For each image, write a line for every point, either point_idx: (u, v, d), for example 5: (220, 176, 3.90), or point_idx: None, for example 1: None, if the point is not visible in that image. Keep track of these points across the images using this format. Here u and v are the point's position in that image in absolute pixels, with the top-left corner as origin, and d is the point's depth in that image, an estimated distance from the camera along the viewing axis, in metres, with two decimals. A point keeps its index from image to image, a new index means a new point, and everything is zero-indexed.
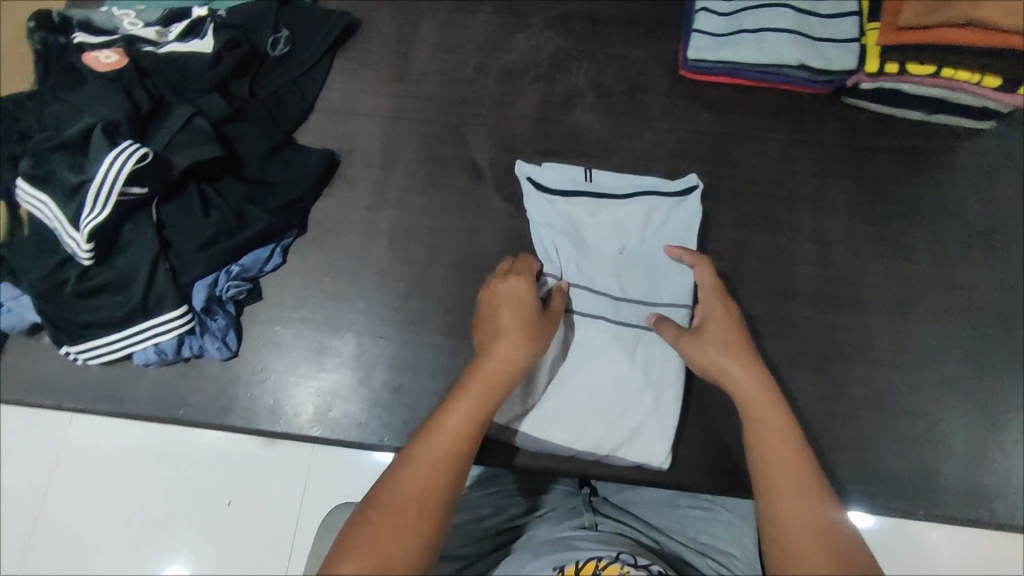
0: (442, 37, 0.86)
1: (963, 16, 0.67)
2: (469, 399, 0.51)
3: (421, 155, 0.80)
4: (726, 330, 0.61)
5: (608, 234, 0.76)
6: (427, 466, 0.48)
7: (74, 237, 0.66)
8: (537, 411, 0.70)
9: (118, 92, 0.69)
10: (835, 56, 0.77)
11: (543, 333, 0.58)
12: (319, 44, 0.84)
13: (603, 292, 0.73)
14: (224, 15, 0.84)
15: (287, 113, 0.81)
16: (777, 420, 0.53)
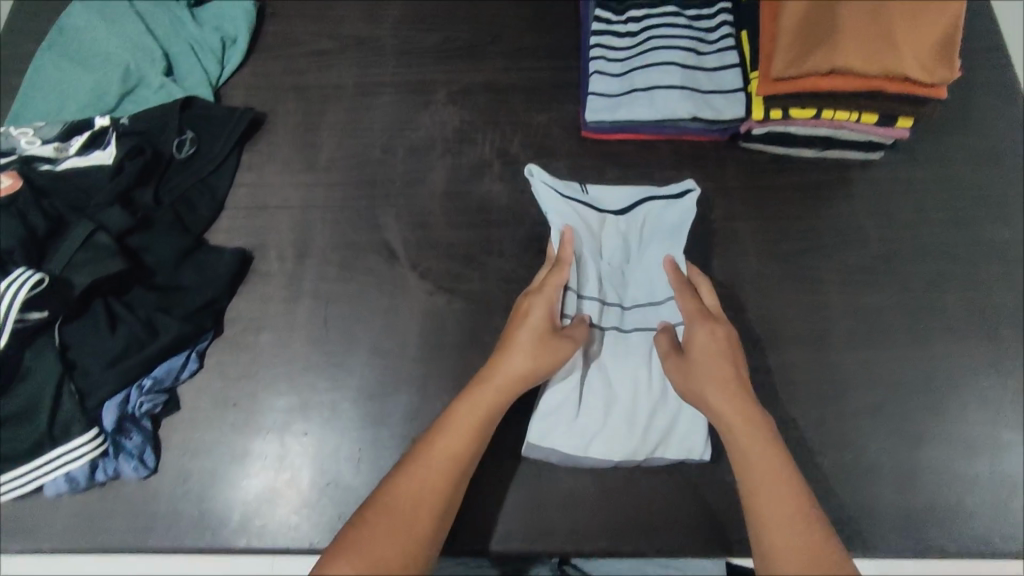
0: (348, 122, 0.87)
1: (828, 66, 0.69)
2: (461, 426, 0.64)
3: (334, 243, 0.80)
4: (713, 362, 0.66)
5: (613, 243, 0.77)
6: (419, 486, 0.61)
7: None
8: (570, 426, 0.69)
9: (10, 218, 0.69)
10: (723, 106, 0.80)
11: (552, 351, 0.67)
12: (225, 142, 0.84)
13: (614, 301, 0.75)
14: (125, 121, 0.83)
15: (198, 214, 0.81)
16: (769, 459, 0.62)
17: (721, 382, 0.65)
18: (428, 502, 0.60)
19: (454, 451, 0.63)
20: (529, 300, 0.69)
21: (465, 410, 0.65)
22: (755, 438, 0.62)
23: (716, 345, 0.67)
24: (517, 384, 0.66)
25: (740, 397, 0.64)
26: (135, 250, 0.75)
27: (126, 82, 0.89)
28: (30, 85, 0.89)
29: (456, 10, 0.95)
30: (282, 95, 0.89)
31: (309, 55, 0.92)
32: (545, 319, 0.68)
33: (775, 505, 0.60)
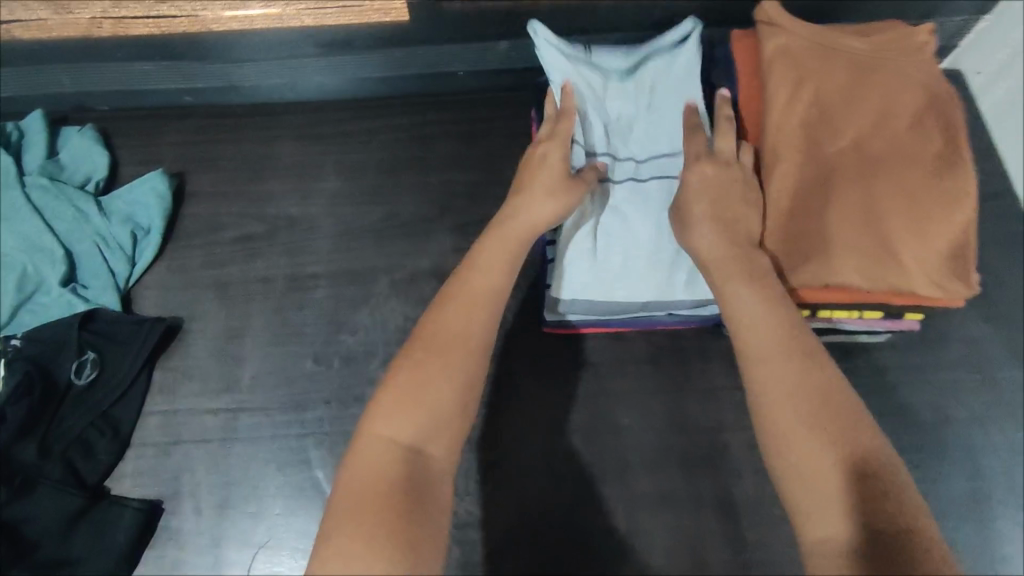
0: (276, 325, 0.76)
1: (821, 283, 0.60)
2: (491, 262, 0.55)
3: (260, 486, 0.69)
4: (700, 199, 0.58)
5: (623, 108, 0.68)
6: (461, 314, 0.51)
7: None
8: (597, 278, 0.67)
9: None
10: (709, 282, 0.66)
11: (570, 192, 0.60)
12: (131, 363, 0.73)
13: (626, 158, 0.68)
14: (18, 343, 0.73)
15: (95, 458, 0.69)
16: (760, 315, 0.52)
17: (727, 272, 0.55)
18: (464, 348, 0.50)
19: (468, 300, 0.53)
20: (542, 147, 0.62)
21: (482, 256, 0.56)
22: (767, 313, 0.52)
23: (721, 179, 0.59)
24: (533, 225, 0.58)
25: (744, 255, 0.56)
26: (15, 522, 0.64)
27: (23, 290, 0.78)
28: None
29: (398, 176, 0.86)
30: (201, 294, 0.79)
31: (234, 241, 0.82)
32: (558, 172, 0.60)
33: (768, 350, 0.50)
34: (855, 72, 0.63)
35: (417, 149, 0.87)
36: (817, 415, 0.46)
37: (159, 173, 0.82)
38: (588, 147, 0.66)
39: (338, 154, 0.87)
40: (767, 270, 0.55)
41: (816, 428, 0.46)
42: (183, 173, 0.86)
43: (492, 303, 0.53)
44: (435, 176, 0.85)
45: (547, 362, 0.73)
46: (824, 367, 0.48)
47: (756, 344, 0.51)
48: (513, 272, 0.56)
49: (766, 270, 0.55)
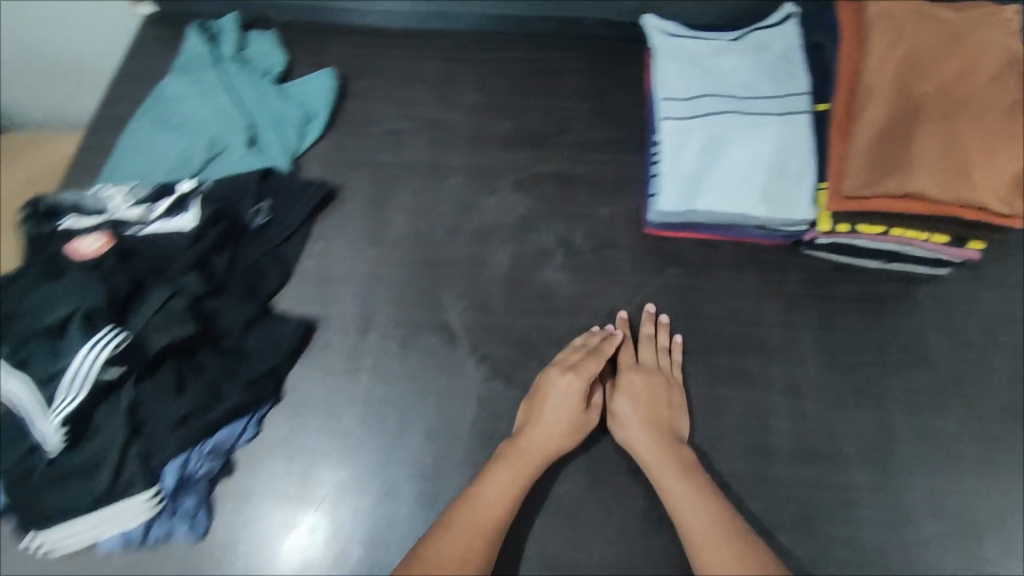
0: (418, 201, 0.91)
1: (902, 190, 0.71)
2: (501, 471, 0.69)
3: (397, 318, 0.82)
4: (639, 418, 0.73)
5: (727, 65, 0.90)
6: (465, 533, 0.65)
7: (44, 426, 0.68)
8: (690, 192, 0.83)
9: (96, 280, 0.72)
10: (788, 200, 0.80)
11: (581, 425, 0.73)
12: (299, 213, 0.87)
13: (730, 96, 0.87)
14: (208, 186, 0.87)
15: (268, 282, 0.83)
16: (706, 517, 0.65)
17: (656, 467, 0.70)
18: (475, 543, 0.64)
19: (489, 500, 0.67)
20: (565, 381, 0.74)
21: (496, 477, 0.69)
22: (700, 496, 0.67)
23: (649, 392, 0.75)
24: (546, 450, 0.71)
25: (687, 463, 0.70)
26: (208, 315, 0.77)
27: (211, 148, 0.93)
28: (123, 146, 0.94)
29: (526, 99, 0.99)
30: (356, 169, 0.93)
31: (386, 133, 0.97)
32: (576, 424, 0.73)
33: (717, 555, 0.63)
34: (949, 34, 0.75)
35: (545, 79, 1.01)
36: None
37: (329, 71, 0.98)
38: (690, 97, 0.88)
39: (476, 76, 1.01)
40: (689, 459, 0.71)
41: None
42: (346, 77, 1.02)
43: (504, 502, 0.68)
44: (558, 103, 0.99)
45: (644, 257, 0.87)
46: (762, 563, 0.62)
47: (710, 551, 0.64)
48: (527, 483, 0.69)
49: (704, 473, 0.70)
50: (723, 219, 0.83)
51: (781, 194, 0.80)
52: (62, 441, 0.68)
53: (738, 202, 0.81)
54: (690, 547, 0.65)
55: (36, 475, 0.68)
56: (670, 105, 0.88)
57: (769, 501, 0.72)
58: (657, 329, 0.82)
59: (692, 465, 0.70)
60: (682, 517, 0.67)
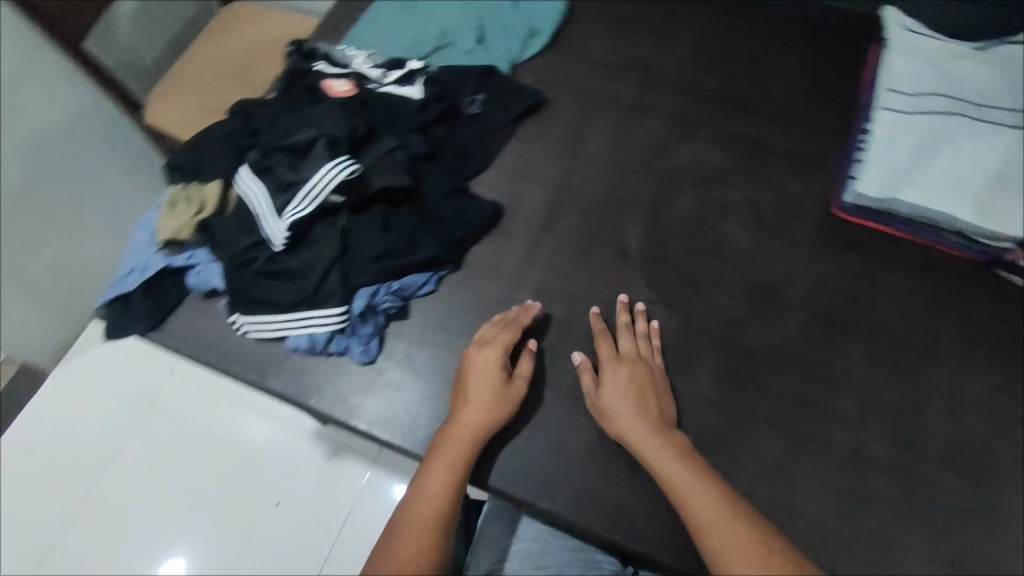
0: (618, 130, 0.95)
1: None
2: (438, 462, 0.69)
3: (578, 227, 0.87)
4: (624, 401, 0.71)
5: (965, 68, 0.87)
6: (415, 531, 0.65)
7: (274, 225, 0.76)
8: (894, 181, 0.82)
9: (344, 116, 0.81)
10: (1002, 212, 0.77)
11: (507, 398, 0.72)
12: (510, 112, 0.94)
13: (962, 97, 0.84)
14: (434, 70, 0.95)
15: (470, 163, 0.90)
16: (702, 496, 0.64)
17: (653, 456, 0.68)
18: (428, 534, 0.65)
19: (433, 492, 0.67)
20: (476, 359, 0.74)
21: (432, 468, 0.69)
22: (695, 492, 0.64)
23: (623, 385, 0.72)
24: (470, 430, 0.70)
25: (677, 449, 0.68)
26: (417, 175, 0.84)
27: (441, 38, 1.01)
28: (368, 23, 1.04)
29: (738, 64, 1.01)
30: (567, 88, 0.99)
31: (600, 63, 1.01)
32: (495, 399, 0.72)
33: (719, 535, 0.61)
34: None
35: (762, 50, 1.02)
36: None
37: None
38: (919, 90, 0.86)
39: (695, 33, 1.04)
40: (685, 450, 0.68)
41: None
42: (574, 5, 1.07)
43: (447, 491, 0.67)
44: (770, 75, 1.00)
45: (827, 235, 0.87)
46: (756, 538, 0.61)
47: (711, 530, 0.62)
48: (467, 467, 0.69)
49: (695, 454, 0.68)
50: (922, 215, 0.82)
51: (996, 204, 0.78)
52: (284, 242, 0.77)
53: (947, 201, 0.80)
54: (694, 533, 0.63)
55: (255, 265, 0.78)
56: (892, 97, 0.87)
57: (906, 491, 0.72)
58: (824, 304, 0.82)
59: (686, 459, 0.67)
60: (687, 513, 0.64)
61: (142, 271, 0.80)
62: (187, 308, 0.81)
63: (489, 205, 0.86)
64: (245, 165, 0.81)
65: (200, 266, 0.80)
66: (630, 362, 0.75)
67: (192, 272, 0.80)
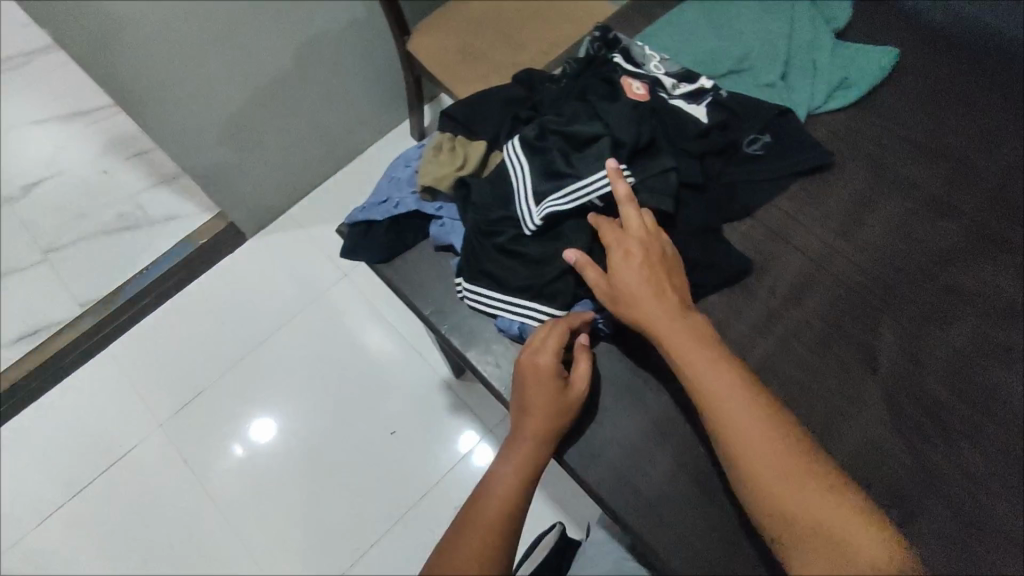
0: (907, 222, 0.83)
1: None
2: (505, 465, 0.68)
3: (826, 314, 0.79)
4: (644, 288, 0.68)
5: None
6: (479, 529, 0.64)
7: (530, 210, 0.76)
8: None
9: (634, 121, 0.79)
10: None
11: (567, 399, 0.71)
12: (793, 165, 0.85)
13: None
14: (725, 94, 0.89)
15: (731, 206, 0.84)
16: (740, 402, 0.61)
17: (684, 352, 0.64)
18: (492, 533, 0.63)
19: (498, 494, 0.66)
20: (532, 361, 0.71)
21: (498, 470, 0.68)
22: (737, 418, 0.60)
23: (643, 276, 0.69)
24: (533, 438, 0.69)
25: (708, 348, 0.65)
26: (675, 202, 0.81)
27: (741, 63, 0.94)
28: (668, 23, 0.99)
29: None
30: (861, 157, 0.88)
31: (909, 141, 0.89)
32: (557, 405, 0.70)
33: (763, 449, 0.58)
34: None
35: None
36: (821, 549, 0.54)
37: (891, 52, 0.92)
38: None
39: None
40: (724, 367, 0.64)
41: (827, 515, 0.55)
42: (899, 66, 0.94)
43: (513, 496, 0.66)
44: None
45: None
46: (805, 458, 0.58)
47: (756, 444, 0.59)
48: (530, 476, 0.68)
49: (721, 355, 0.65)
50: None
51: None
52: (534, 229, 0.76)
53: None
54: (731, 451, 0.60)
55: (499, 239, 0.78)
56: None
57: None
58: None
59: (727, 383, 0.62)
60: (731, 441, 0.60)
61: (394, 206, 0.83)
62: (418, 254, 0.84)
63: (737, 258, 0.80)
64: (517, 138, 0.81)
65: (444, 221, 0.82)
66: (641, 253, 0.70)
67: (437, 224, 0.82)
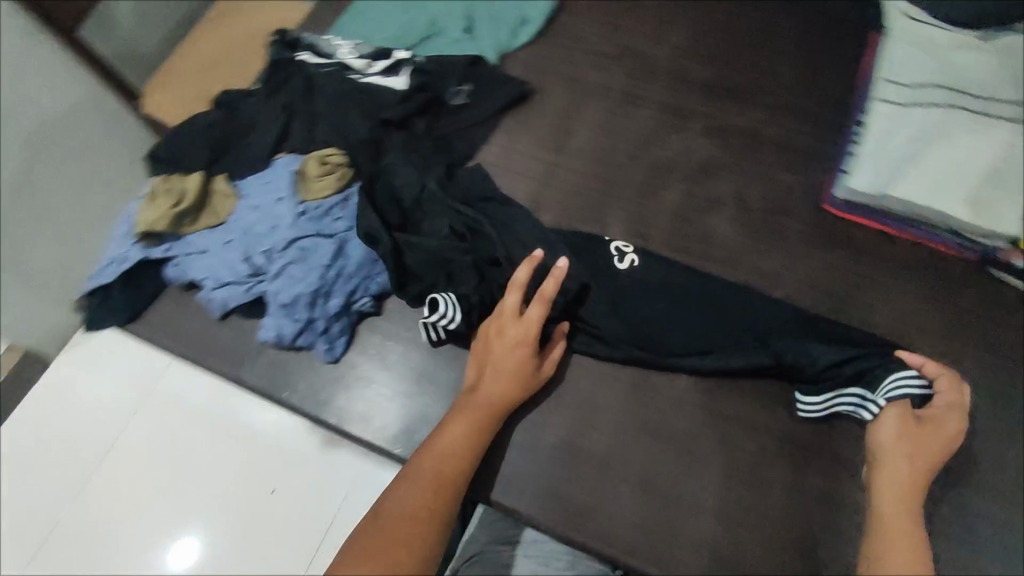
0: (604, 121, 0.93)
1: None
2: (459, 425, 0.68)
3: (558, 222, 0.86)
4: (907, 449, 0.64)
5: (962, 66, 0.84)
6: (428, 482, 0.63)
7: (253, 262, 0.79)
8: (889, 179, 0.80)
9: (333, 113, 0.85)
10: (995, 216, 0.77)
11: (534, 374, 0.72)
12: (494, 103, 0.92)
13: (962, 93, 0.82)
14: (419, 60, 0.93)
15: (451, 156, 0.89)
16: (910, 537, 0.60)
17: (908, 498, 0.62)
18: (442, 488, 0.63)
19: (449, 452, 0.66)
20: (526, 336, 0.70)
21: (453, 430, 0.67)
22: (892, 492, 0.63)
23: (938, 439, 0.65)
24: (494, 402, 0.69)
25: (913, 488, 0.63)
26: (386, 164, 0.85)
27: (430, 29, 0.99)
28: (356, 10, 1.02)
29: (735, 51, 0.97)
30: (553, 78, 0.97)
31: (589, 53, 0.98)
32: (524, 377, 0.70)
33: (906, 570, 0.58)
34: None
35: (760, 38, 0.98)
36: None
37: None
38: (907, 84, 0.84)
39: (691, 17, 1.00)
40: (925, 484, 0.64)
41: None
42: None
43: (465, 451, 0.66)
44: (765, 62, 0.96)
45: (819, 229, 0.84)
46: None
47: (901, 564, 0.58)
48: (485, 438, 0.68)
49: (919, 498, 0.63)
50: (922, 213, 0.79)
51: (986, 204, 0.77)
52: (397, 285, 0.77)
53: (937, 197, 0.79)
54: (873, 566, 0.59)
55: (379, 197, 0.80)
56: (888, 88, 0.85)
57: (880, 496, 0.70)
58: (809, 303, 0.80)
59: (916, 479, 0.63)
60: (885, 544, 0.60)
61: (121, 262, 0.81)
62: (165, 301, 0.83)
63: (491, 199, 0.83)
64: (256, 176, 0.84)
65: (178, 261, 0.81)
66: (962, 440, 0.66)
67: (172, 266, 0.81)
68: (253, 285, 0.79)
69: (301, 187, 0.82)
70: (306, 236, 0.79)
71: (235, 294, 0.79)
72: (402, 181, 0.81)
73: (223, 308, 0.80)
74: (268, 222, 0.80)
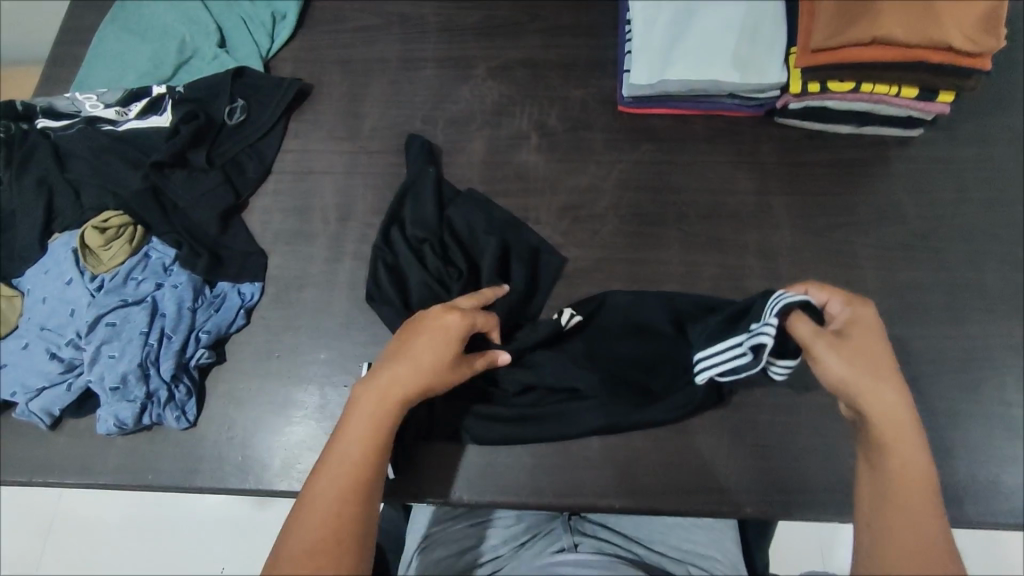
0: (391, 94, 0.91)
1: (869, 36, 0.74)
2: (360, 426, 0.60)
3: (375, 207, 0.84)
4: (853, 365, 0.60)
5: None
6: (331, 499, 0.56)
7: (67, 357, 0.72)
8: (661, 66, 0.82)
9: (95, 176, 0.78)
10: (764, 69, 0.80)
11: (458, 370, 0.65)
12: (273, 110, 0.87)
13: None
14: (182, 89, 0.85)
15: (246, 178, 0.85)
16: (913, 459, 0.58)
17: (894, 420, 0.59)
18: (345, 505, 0.56)
19: (349, 459, 0.58)
20: (448, 319, 0.65)
21: (349, 430, 0.60)
22: (894, 429, 0.59)
23: (870, 341, 0.62)
24: (398, 395, 0.62)
25: (895, 405, 0.59)
26: (172, 208, 0.79)
27: (181, 53, 0.91)
28: (92, 54, 0.92)
29: None
30: (328, 67, 0.93)
31: (355, 30, 0.95)
32: (432, 364, 0.63)
33: (911, 496, 0.56)
34: None
35: None
36: (914, 560, 0.53)
37: None
38: None
39: None
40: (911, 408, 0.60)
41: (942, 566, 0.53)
42: None
43: (367, 456, 0.59)
44: None
45: (619, 131, 0.87)
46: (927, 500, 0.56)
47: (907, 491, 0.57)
48: (388, 436, 0.61)
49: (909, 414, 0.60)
50: (702, 87, 0.81)
51: (751, 60, 0.80)
52: (399, 302, 0.75)
53: (707, 69, 0.81)
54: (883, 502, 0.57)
55: (405, 205, 0.81)
56: None
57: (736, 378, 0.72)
58: (631, 203, 0.83)
59: (898, 405, 0.59)
60: (896, 476, 0.58)
61: None
62: None
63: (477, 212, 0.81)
64: (38, 262, 0.76)
65: None
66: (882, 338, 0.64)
67: None
68: (72, 381, 0.72)
69: (89, 261, 0.75)
70: (110, 309, 0.73)
71: (56, 397, 0.72)
72: (462, 221, 0.80)
73: (50, 416, 0.72)
74: (65, 310, 0.74)
